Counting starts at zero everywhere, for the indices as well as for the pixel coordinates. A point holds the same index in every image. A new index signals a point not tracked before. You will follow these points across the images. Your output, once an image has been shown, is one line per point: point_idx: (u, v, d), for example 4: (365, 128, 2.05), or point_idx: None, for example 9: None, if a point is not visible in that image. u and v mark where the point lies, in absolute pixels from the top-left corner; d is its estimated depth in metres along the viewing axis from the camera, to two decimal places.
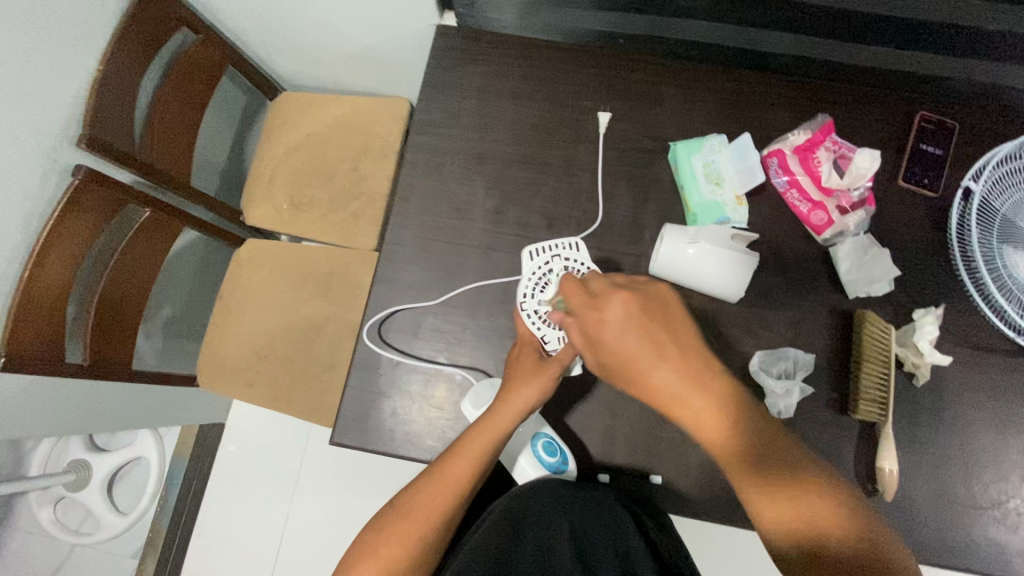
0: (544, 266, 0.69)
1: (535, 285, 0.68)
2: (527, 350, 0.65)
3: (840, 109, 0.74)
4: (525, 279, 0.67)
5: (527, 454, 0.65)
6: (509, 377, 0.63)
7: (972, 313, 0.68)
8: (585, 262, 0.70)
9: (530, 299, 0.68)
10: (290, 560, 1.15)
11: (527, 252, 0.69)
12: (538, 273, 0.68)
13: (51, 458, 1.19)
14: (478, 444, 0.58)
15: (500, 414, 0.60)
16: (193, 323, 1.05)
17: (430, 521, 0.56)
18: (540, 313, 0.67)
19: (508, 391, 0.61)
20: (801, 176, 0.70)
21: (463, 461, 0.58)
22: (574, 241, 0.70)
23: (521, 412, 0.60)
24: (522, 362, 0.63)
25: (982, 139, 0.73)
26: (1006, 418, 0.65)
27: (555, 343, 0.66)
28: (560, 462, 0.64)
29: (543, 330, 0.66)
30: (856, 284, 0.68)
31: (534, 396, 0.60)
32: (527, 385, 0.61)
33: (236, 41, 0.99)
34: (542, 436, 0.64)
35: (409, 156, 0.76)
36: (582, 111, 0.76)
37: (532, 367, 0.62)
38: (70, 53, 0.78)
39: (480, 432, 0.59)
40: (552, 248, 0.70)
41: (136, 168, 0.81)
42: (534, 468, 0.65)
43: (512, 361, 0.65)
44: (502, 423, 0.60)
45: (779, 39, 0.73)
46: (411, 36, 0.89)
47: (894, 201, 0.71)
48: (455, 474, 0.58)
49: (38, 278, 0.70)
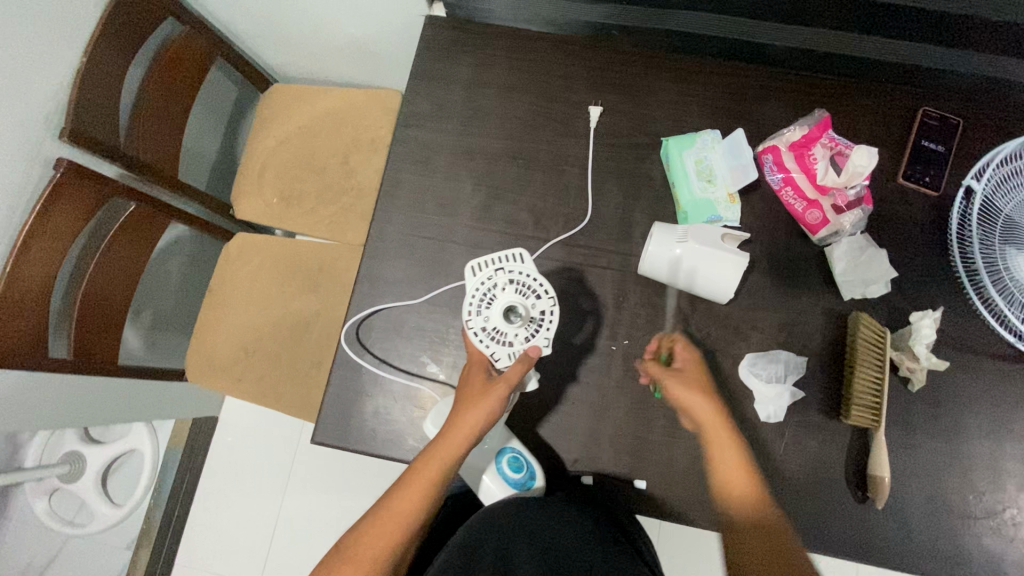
0: (490, 278, 0.57)
1: (479, 303, 0.56)
2: (475, 369, 0.57)
3: (839, 106, 0.72)
4: (467, 296, 0.56)
5: (491, 472, 0.62)
6: (457, 399, 0.56)
7: (972, 317, 0.66)
8: (535, 274, 0.57)
9: (475, 316, 0.57)
10: (282, 554, 1.16)
11: (469, 266, 0.58)
12: (483, 287, 0.57)
13: (46, 450, 1.20)
14: (421, 480, 0.53)
15: (445, 443, 0.54)
16: (183, 317, 1.05)
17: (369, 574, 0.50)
18: (487, 331, 0.56)
19: (454, 415, 0.55)
20: (796, 173, 0.67)
21: (405, 499, 0.53)
22: (519, 251, 0.58)
23: (468, 437, 0.54)
24: (470, 381, 0.57)
25: (985, 137, 0.71)
26: (1004, 426, 0.64)
27: (507, 361, 0.56)
28: (527, 478, 0.62)
29: (493, 348, 0.56)
30: (850, 285, 0.66)
31: (482, 419, 0.54)
32: (473, 407, 0.54)
33: (226, 32, 0.98)
34: (508, 451, 0.62)
35: (395, 150, 0.74)
36: (572, 105, 0.74)
37: (479, 387, 0.56)
38: (53, 43, 0.77)
39: (423, 464, 0.54)
40: (494, 262, 0.58)
41: (121, 161, 0.81)
42: (500, 487, 0.62)
43: (461, 381, 0.59)
44: (448, 452, 0.54)
45: (776, 32, 0.71)
46: (401, 27, 0.87)
47: (893, 200, 0.69)
48: (397, 514, 0.52)
49: (21, 273, 0.70)
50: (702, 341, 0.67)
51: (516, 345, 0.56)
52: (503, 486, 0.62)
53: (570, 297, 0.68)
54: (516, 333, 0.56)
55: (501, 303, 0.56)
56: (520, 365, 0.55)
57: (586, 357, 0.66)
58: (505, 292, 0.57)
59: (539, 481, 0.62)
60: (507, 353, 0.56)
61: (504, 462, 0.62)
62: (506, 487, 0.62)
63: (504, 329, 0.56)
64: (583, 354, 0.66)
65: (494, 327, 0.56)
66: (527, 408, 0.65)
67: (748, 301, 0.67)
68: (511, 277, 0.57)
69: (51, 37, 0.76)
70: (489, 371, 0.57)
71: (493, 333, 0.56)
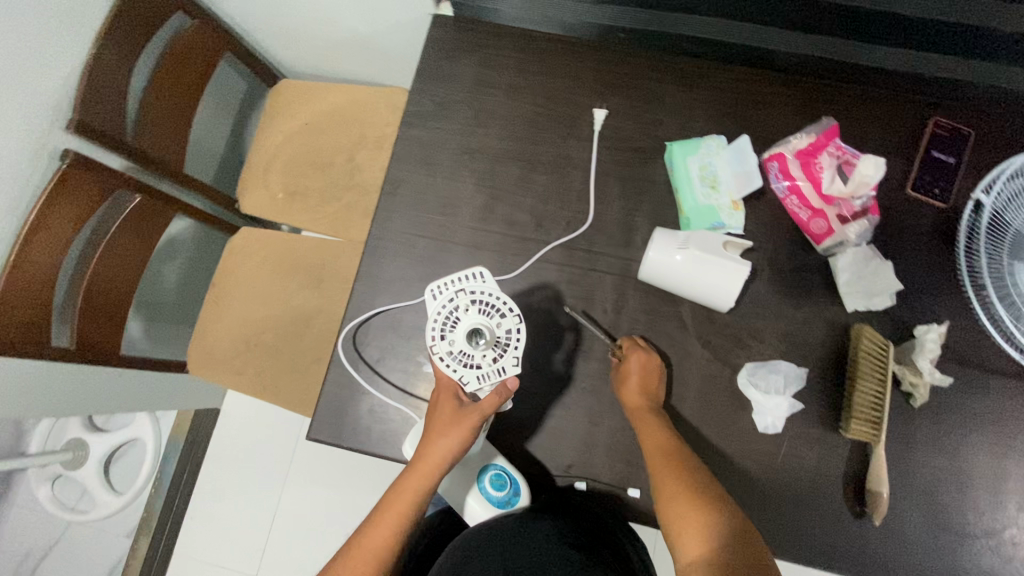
0: (453, 301, 0.57)
1: (443, 325, 0.56)
2: (444, 395, 0.56)
3: (848, 113, 0.70)
4: (430, 319, 0.56)
5: (475, 492, 0.64)
6: (428, 426, 0.57)
7: (977, 332, 0.64)
8: (497, 292, 0.57)
9: (441, 341, 0.56)
10: (278, 546, 1.16)
11: (429, 289, 0.57)
12: (446, 310, 0.56)
13: (50, 436, 1.22)
14: (397, 510, 0.56)
15: (418, 473, 0.56)
16: (186, 310, 1.05)
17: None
18: (454, 354, 0.56)
19: (425, 446, 0.56)
20: (802, 181, 0.66)
21: (384, 527, 0.56)
22: (478, 270, 0.58)
23: (441, 467, 0.56)
24: (439, 409, 0.56)
25: (998, 147, 0.69)
26: (1008, 444, 0.62)
27: (476, 385, 0.55)
28: (510, 495, 0.63)
29: (461, 372, 0.55)
30: (854, 296, 0.65)
31: (454, 449, 0.55)
32: (445, 438, 0.55)
33: (235, 26, 0.98)
34: (492, 468, 0.63)
35: (398, 148, 0.74)
36: (577, 107, 0.74)
37: (448, 416, 0.56)
38: (62, 34, 0.77)
39: (399, 495, 0.56)
40: (456, 282, 0.58)
41: (127, 153, 0.81)
42: (483, 505, 0.64)
43: (432, 404, 0.58)
44: (422, 482, 0.56)
45: (786, 37, 0.70)
46: (408, 25, 0.87)
47: (901, 211, 0.68)
48: (377, 541, 0.56)
49: (26, 263, 0.70)
50: (701, 349, 0.66)
51: (484, 367, 0.55)
52: (487, 504, 0.64)
53: (569, 302, 0.68)
54: (483, 355, 0.55)
55: (465, 324, 0.56)
56: (495, 397, 0.55)
57: (583, 362, 0.66)
58: (469, 313, 0.56)
59: (523, 498, 0.63)
60: (476, 377, 0.55)
61: (487, 480, 0.64)
62: (490, 505, 0.64)
63: (471, 351, 0.55)
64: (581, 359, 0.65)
65: (460, 350, 0.56)
66: (522, 412, 0.65)
67: (749, 310, 0.67)
68: (474, 298, 0.56)
69: (61, 29, 0.77)
70: (459, 397, 0.56)
71: (460, 356, 0.56)
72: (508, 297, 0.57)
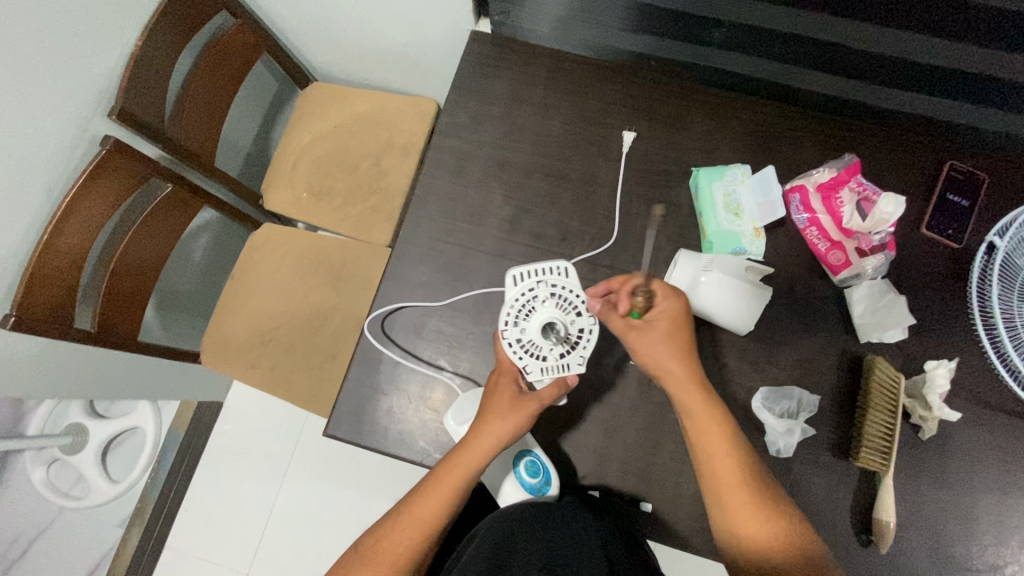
0: (531, 291, 0.60)
1: (518, 312, 0.60)
2: (505, 380, 0.59)
3: (869, 152, 0.73)
4: (507, 304, 0.60)
5: (510, 476, 0.64)
6: (485, 408, 0.59)
7: (985, 370, 0.66)
8: (576, 291, 0.60)
9: (512, 326, 0.60)
10: (273, 544, 1.15)
11: (510, 276, 0.61)
12: (523, 298, 0.60)
13: (50, 419, 1.24)
14: (448, 486, 0.57)
15: (472, 450, 0.57)
16: (202, 302, 1.07)
17: (396, 563, 0.55)
18: (522, 342, 0.60)
19: (482, 425, 0.58)
20: (822, 215, 0.68)
21: (433, 501, 0.57)
22: (564, 267, 0.61)
23: (495, 448, 0.58)
24: (498, 393, 0.59)
25: (1011, 193, 0.71)
26: (1014, 482, 0.63)
27: (539, 375, 0.59)
28: (542, 483, 0.63)
29: (526, 360, 0.59)
30: (868, 328, 0.66)
31: (509, 432, 0.58)
32: (503, 421, 0.58)
33: (274, 28, 1.01)
34: (527, 455, 0.63)
35: (430, 156, 0.76)
36: (607, 128, 0.76)
37: (508, 401, 0.58)
38: (109, 26, 0.80)
39: (451, 469, 0.57)
40: (538, 273, 0.61)
41: (165, 143, 0.83)
42: (517, 490, 0.64)
43: (489, 388, 0.61)
44: (475, 461, 0.57)
45: (813, 76, 0.72)
46: (445, 39, 0.90)
47: (914, 248, 0.70)
48: (424, 514, 0.57)
49: (58, 242, 0.72)
50: (717, 370, 0.68)
51: (550, 360, 0.59)
52: (520, 488, 0.63)
53: None
54: (550, 349, 0.59)
55: (540, 316, 0.59)
56: (553, 390, 0.59)
57: (603, 376, 0.67)
58: (545, 306, 0.60)
59: (554, 488, 0.63)
60: (540, 368, 0.59)
61: (522, 465, 0.63)
62: (523, 491, 0.63)
63: (540, 343, 0.59)
64: (601, 374, 0.67)
65: (529, 340, 0.59)
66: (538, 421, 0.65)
67: (764, 335, 0.68)
68: (553, 291, 0.60)
69: (108, 20, 0.79)
70: (519, 383, 0.59)
71: (528, 345, 0.59)
72: (585, 297, 0.60)
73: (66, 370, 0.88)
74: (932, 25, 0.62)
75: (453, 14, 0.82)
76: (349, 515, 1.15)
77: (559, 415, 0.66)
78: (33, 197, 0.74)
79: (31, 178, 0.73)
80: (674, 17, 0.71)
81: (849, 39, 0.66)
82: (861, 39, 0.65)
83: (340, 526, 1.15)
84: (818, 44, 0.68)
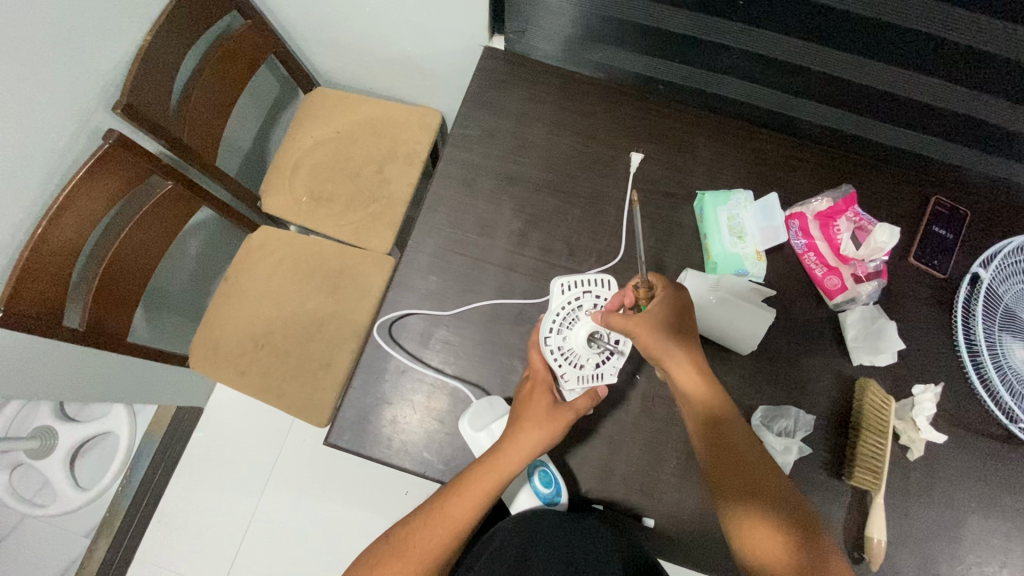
0: (576, 300, 0.61)
1: (562, 322, 0.61)
2: (541, 389, 0.61)
3: (863, 182, 0.77)
4: (552, 313, 0.60)
5: (523, 486, 0.65)
6: (521, 416, 0.60)
7: (968, 395, 0.70)
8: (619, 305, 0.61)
9: (554, 333, 0.61)
10: (250, 558, 1.11)
11: (557, 283, 0.61)
12: (568, 307, 0.61)
13: (17, 422, 1.20)
14: (481, 489, 0.57)
15: (506, 457, 0.58)
16: (185, 302, 1.05)
17: (426, 560, 0.56)
18: (563, 350, 0.61)
19: (518, 431, 0.59)
20: (820, 241, 0.71)
21: (466, 503, 0.57)
22: (610, 278, 0.62)
23: (528, 455, 0.58)
24: (534, 401, 0.61)
25: (989, 228, 0.76)
26: (995, 503, 0.66)
27: (574, 384, 0.61)
28: (554, 494, 0.64)
29: (565, 369, 0.61)
30: (860, 350, 0.69)
31: (543, 441, 0.59)
32: (538, 429, 0.59)
33: (282, 30, 1.00)
34: (539, 465, 0.64)
35: (441, 168, 0.77)
36: (615, 148, 0.78)
37: (544, 410, 0.60)
38: (117, 20, 0.79)
39: (484, 471, 0.58)
40: (584, 283, 0.62)
41: (167, 139, 0.81)
42: (529, 500, 0.65)
43: (523, 395, 0.62)
44: (509, 467, 0.58)
45: (811, 107, 0.75)
46: (455, 53, 0.91)
47: (902, 276, 0.74)
48: (456, 515, 0.57)
49: (51, 236, 0.69)
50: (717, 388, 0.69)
51: (586, 369, 0.61)
52: (532, 498, 0.65)
53: None
54: (588, 358, 0.61)
55: (584, 326, 0.60)
56: (587, 399, 0.61)
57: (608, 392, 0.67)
58: (589, 316, 0.61)
59: (564, 499, 0.64)
60: (576, 377, 0.61)
61: (535, 476, 0.64)
62: (534, 501, 0.65)
63: (580, 352, 0.61)
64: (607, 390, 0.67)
65: (570, 348, 0.61)
66: None
67: (762, 355, 0.70)
68: (597, 303, 0.61)
69: (117, 15, 0.79)
70: (553, 393, 0.61)
71: (568, 354, 0.61)
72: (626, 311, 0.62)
73: (45, 371, 0.85)
74: (934, 71, 0.64)
75: (467, 28, 0.83)
76: (331, 527, 1.13)
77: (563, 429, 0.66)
78: (27, 189, 0.72)
79: (28, 169, 0.72)
80: (687, 44, 0.73)
81: (845, 75, 0.69)
82: (862, 76, 0.68)
83: (322, 539, 1.12)
84: (818, 78, 0.71)
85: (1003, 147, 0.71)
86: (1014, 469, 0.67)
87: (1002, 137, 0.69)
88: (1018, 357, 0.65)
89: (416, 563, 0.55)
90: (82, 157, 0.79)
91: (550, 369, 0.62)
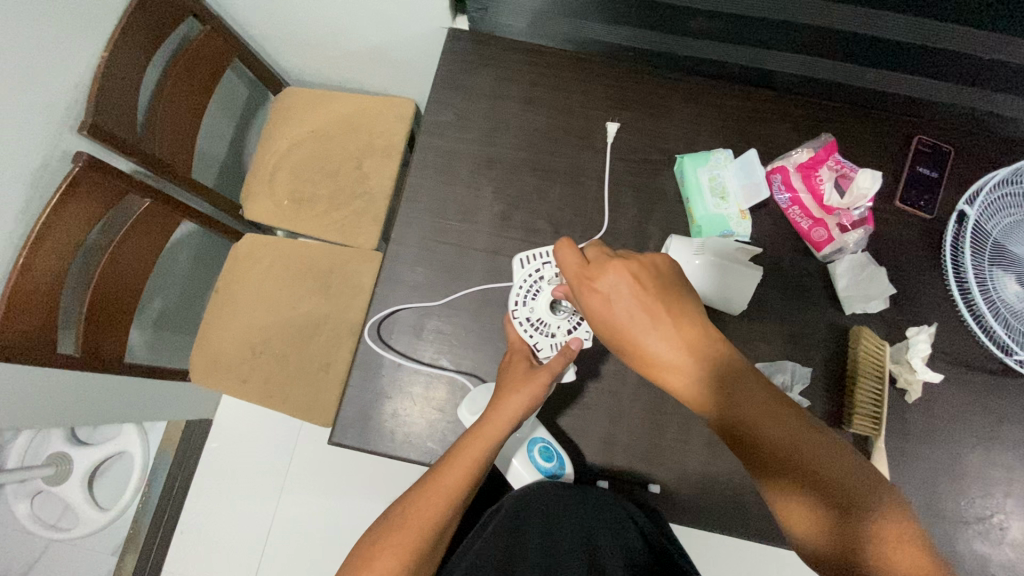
0: (536, 273, 0.66)
1: (526, 294, 0.65)
2: (518, 358, 0.63)
3: (843, 130, 0.76)
4: (515, 288, 0.65)
5: (524, 461, 0.65)
6: (503, 383, 0.61)
7: (962, 333, 0.70)
8: None
9: (522, 306, 0.65)
10: (273, 557, 1.14)
11: (517, 259, 0.66)
12: (529, 281, 0.65)
13: (30, 452, 1.21)
14: (471, 455, 0.58)
15: (490, 422, 0.59)
16: (179, 316, 1.05)
17: (424, 528, 0.56)
18: (532, 320, 0.65)
19: (499, 398, 0.60)
20: (803, 194, 0.71)
21: (458, 470, 0.58)
22: None
23: (512, 417, 0.59)
24: (513, 368, 0.62)
25: (973, 164, 0.75)
26: (994, 434, 0.67)
27: (547, 352, 0.64)
28: (556, 467, 0.65)
29: (537, 338, 0.64)
30: (853, 299, 0.69)
31: (524, 404, 0.59)
32: (517, 392, 0.59)
33: (243, 33, 0.98)
34: (538, 441, 0.65)
35: (417, 156, 0.76)
36: (590, 119, 0.77)
37: (522, 374, 0.61)
38: (71, 38, 0.77)
39: (472, 440, 0.58)
40: (542, 256, 0.67)
41: (140, 156, 0.80)
42: (530, 474, 0.66)
43: (503, 367, 0.63)
44: (494, 433, 0.58)
45: (786, 60, 0.74)
46: (419, 38, 0.89)
47: (891, 220, 0.73)
48: (449, 483, 0.57)
49: (33, 267, 0.69)
50: None
51: (559, 336, 0.65)
52: (533, 472, 0.65)
53: None
54: (559, 325, 0.65)
55: (545, 296, 0.65)
56: (562, 358, 0.61)
57: (603, 364, 0.68)
58: (550, 285, 0.65)
59: (568, 472, 0.65)
60: (550, 344, 0.64)
61: (535, 451, 0.65)
62: (536, 474, 0.65)
63: (549, 321, 0.65)
64: (601, 361, 0.68)
65: (539, 317, 0.65)
66: (543, 409, 0.66)
67: (755, 314, 0.71)
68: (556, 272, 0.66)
69: (72, 34, 0.77)
70: (529, 359, 0.63)
71: (537, 324, 0.65)
72: None
73: (54, 400, 0.86)
74: (901, 5, 0.62)
75: (429, 11, 0.81)
76: (348, 519, 1.15)
77: (561, 405, 0.67)
78: (4, 221, 0.72)
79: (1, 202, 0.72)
80: (650, 7, 0.71)
81: (813, 19, 0.67)
82: (831, 19, 0.66)
83: (341, 531, 1.14)
84: (789, 28, 0.69)
85: (982, 77, 0.69)
86: (1011, 399, 0.68)
87: (980, 67, 0.68)
88: (1010, 291, 0.65)
89: (417, 532, 0.56)
90: (54, 183, 0.79)
91: (526, 341, 0.64)
